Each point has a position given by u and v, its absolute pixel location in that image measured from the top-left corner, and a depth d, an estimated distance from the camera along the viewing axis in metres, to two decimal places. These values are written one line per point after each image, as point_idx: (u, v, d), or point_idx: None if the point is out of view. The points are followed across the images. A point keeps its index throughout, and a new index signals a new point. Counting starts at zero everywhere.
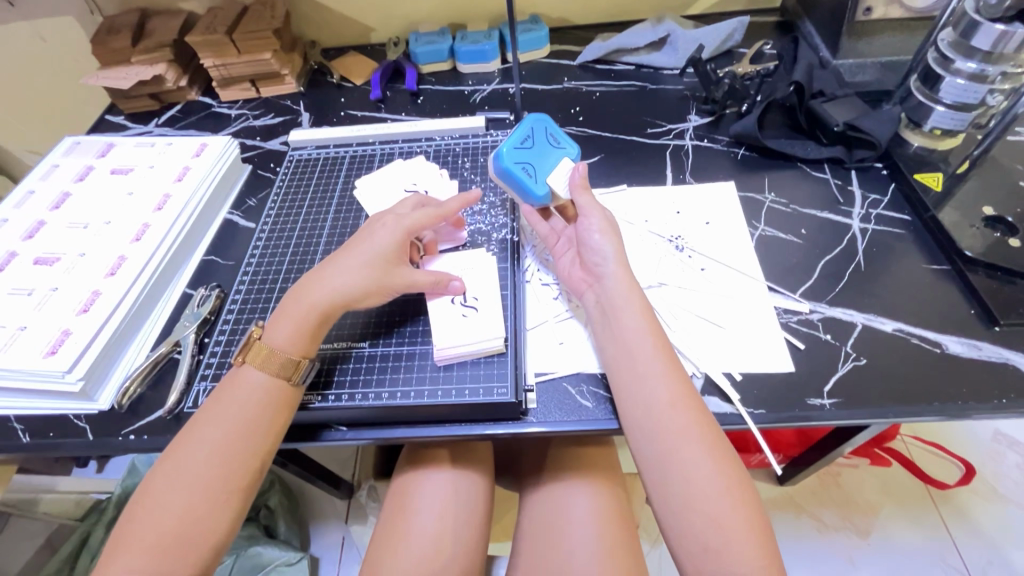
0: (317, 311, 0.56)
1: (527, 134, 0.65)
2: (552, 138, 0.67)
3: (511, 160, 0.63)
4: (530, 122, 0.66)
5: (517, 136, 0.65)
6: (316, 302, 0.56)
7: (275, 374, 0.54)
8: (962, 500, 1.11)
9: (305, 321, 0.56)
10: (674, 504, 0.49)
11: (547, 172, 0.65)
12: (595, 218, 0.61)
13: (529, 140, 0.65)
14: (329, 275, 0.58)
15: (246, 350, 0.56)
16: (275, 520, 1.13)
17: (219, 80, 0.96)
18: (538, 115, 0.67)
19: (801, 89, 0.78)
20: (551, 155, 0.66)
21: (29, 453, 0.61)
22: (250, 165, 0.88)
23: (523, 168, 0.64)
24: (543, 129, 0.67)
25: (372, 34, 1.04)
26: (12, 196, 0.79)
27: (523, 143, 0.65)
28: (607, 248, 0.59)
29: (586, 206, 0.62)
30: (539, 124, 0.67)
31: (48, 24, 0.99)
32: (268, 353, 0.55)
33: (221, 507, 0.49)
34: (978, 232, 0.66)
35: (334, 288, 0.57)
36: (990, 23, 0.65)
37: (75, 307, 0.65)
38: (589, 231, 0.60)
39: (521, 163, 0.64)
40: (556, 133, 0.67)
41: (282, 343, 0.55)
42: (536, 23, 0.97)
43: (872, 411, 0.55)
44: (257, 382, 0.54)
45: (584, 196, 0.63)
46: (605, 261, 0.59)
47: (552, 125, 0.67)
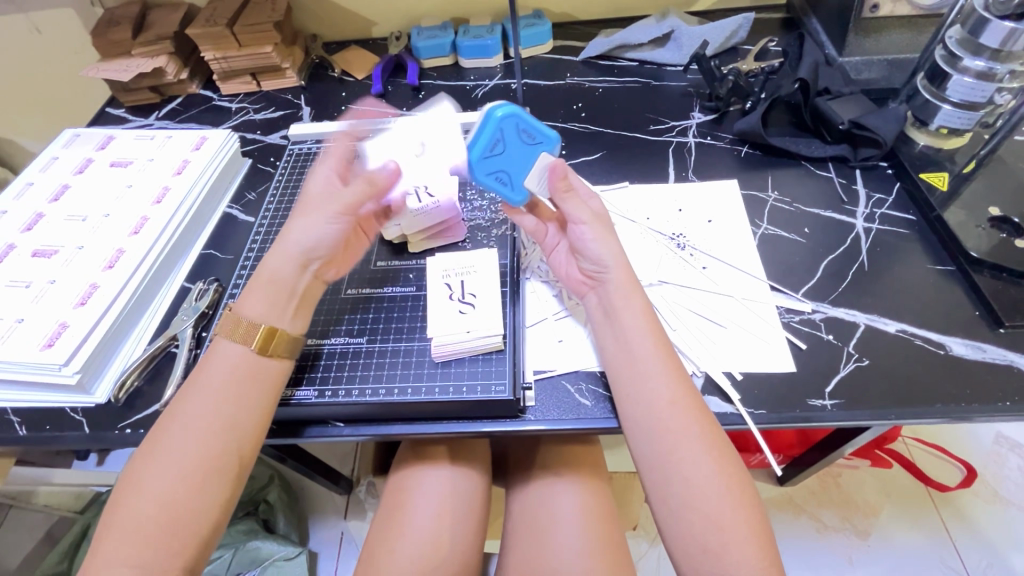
0: (282, 277, 0.56)
1: (494, 138, 0.59)
2: (524, 135, 0.59)
3: (480, 174, 0.60)
4: (497, 122, 0.58)
5: (485, 143, 0.59)
6: (281, 267, 0.56)
7: (248, 347, 0.53)
8: (963, 502, 1.11)
9: (275, 289, 0.56)
10: (672, 504, 0.48)
11: (521, 177, 0.61)
12: (587, 222, 0.57)
13: (499, 145, 0.59)
14: (293, 235, 0.57)
15: (222, 321, 0.55)
16: (274, 515, 1.13)
17: (220, 73, 0.95)
18: (508, 107, 0.58)
19: (807, 86, 0.76)
20: (525, 155, 0.60)
21: (26, 446, 0.61)
22: (250, 158, 0.87)
23: (496, 179, 0.61)
24: (513, 126, 0.59)
25: (374, 28, 1.03)
26: (11, 188, 0.78)
27: (491, 151, 0.59)
28: (603, 252, 0.57)
29: (573, 210, 0.58)
30: (507, 121, 0.59)
31: (49, 16, 0.99)
32: (244, 326, 0.54)
33: (212, 497, 0.48)
34: (984, 233, 0.65)
35: (297, 250, 0.56)
36: (998, 20, 0.64)
37: (72, 300, 0.64)
38: (581, 235, 0.58)
39: (492, 174, 0.60)
40: (529, 128, 0.59)
41: (252, 313, 0.54)
42: (539, 18, 0.96)
43: (874, 413, 0.55)
44: (234, 358, 0.53)
45: (570, 195, 0.59)
46: (605, 261, 0.57)
47: (524, 120, 0.59)
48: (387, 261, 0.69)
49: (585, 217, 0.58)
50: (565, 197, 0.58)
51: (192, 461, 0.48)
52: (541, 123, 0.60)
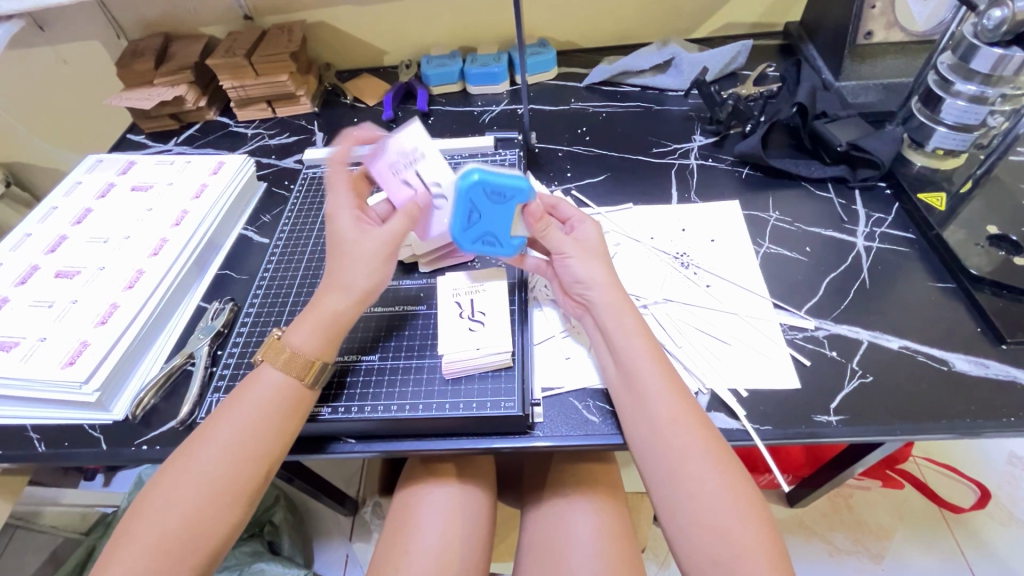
0: (336, 315, 0.57)
1: (469, 208, 0.57)
2: (492, 196, 0.56)
3: (468, 243, 0.60)
4: (465, 194, 0.56)
5: (459, 218, 0.58)
6: (334, 307, 0.57)
7: (293, 374, 0.55)
8: (977, 523, 1.09)
9: (327, 324, 0.57)
10: (682, 521, 0.49)
11: (505, 234, 0.60)
12: (574, 253, 0.60)
13: (475, 215, 0.58)
14: (341, 276, 0.58)
15: (267, 348, 0.57)
16: (279, 536, 1.13)
17: (237, 101, 0.99)
18: (468, 180, 0.55)
19: (805, 110, 0.80)
20: (501, 211, 0.58)
21: (43, 462, 0.62)
22: (265, 182, 0.90)
23: (484, 242, 0.61)
24: (480, 192, 0.56)
25: (386, 57, 1.07)
26: (36, 212, 0.81)
27: (470, 221, 0.58)
28: (585, 275, 0.59)
29: (556, 245, 0.60)
30: (476, 189, 0.56)
31: (74, 48, 1.03)
32: (290, 355, 0.55)
33: (227, 511, 0.50)
34: (983, 251, 0.67)
35: (353, 289, 0.57)
36: (988, 47, 0.66)
37: (93, 319, 0.66)
38: (566, 267, 0.60)
39: (480, 239, 0.60)
40: (497, 189, 0.56)
41: (303, 346, 0.56)
42: (544, 47, 0.99)
43: (880, 429, 0.55)
44: (272, 381, 0.55)
45: (551, 232, 0.60)
46: (595, 283, 0.58)
47: (489, 183, 0.55)
48: (399, 280, 0.70)
49: (569, 249, 0.60)
50: (545, 236, 0.60)
51: (210, 475, 0.50)
52: (507, 174, 0.56)
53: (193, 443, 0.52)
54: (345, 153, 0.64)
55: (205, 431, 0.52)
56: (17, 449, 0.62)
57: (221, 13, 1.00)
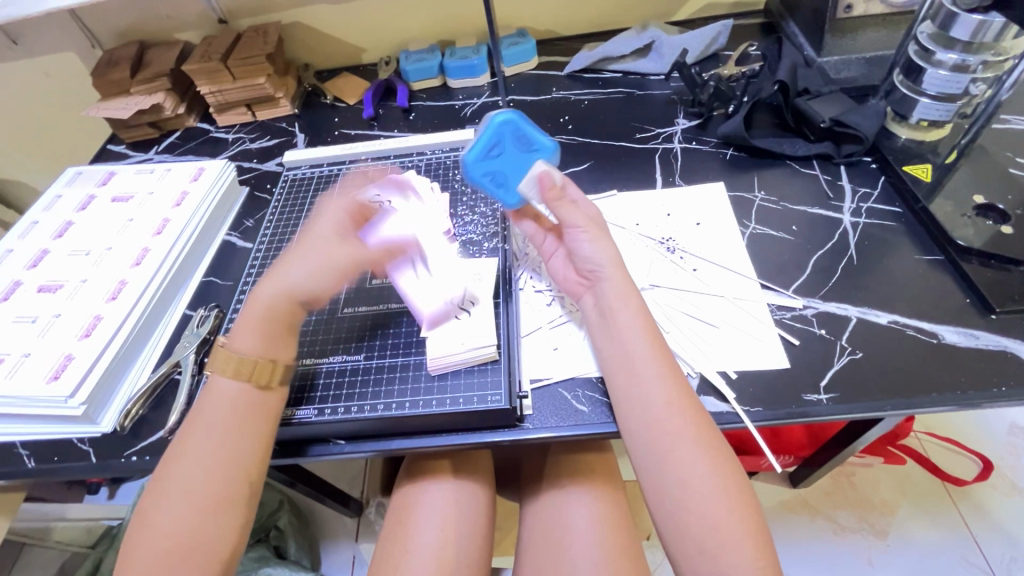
0: (270, 309, 0.57)
1: (494, 142, 0.63)
2: (521, 140, 0.64)
3: (477, 174, 0.63)
4: (496, 129, 0.63)
5: (482, 144, 0.63)
6: (270, 303, 0.57)
7: (244, 379, 0.54)
8: (981, 495, 1.09)
9: (263, 321, 0.57)
10: (670, 506, 0.48)
11: (514, 180, 0.64)
12: (581, 228, 0.59)
13: (497, 146, 0.63)
14: (291, 275, 0.58)
15: (212, 359, 0.56)
16: (285, 540, 1.13)
17: (216, 106, 0.98)
18: (509, 115, 0.63)
19: (786, 88, 0.78)
20: (518, 159, 0.64)
21: (35, 478, 0.62)
22: (247, 187, 0.90)
23: (491, 179, 0.64)
24: (512, 130, 0.63)
25: (364, 55, 1.06)
26: (17, 227, 0.81)
27: (489, 152, 0.63)
28: (598, 255, 0.58)
29: (567, 216, 0.59)
30: (506, 128, 0.63)
31: (49, 60, 1.02)
32: (238, 361, 0.55)
33: (225, 520, 0.49)
34: (971, 222, 0.66)
35: (302, 292, 0.58)
36: (966, 14, 0.66)
37: (77, 332, 0.66)
38: (578, 241, 0.59)
39: (488, 175, 0.63)
40: (526, 135, 0.64)
41: (248, 349, 0.55)
42: (523, 37, 0.98)
43: (870, 405, 0.55)
44: (227, 391, 0.54)
45: (564, 205, 0.59)
46: (604, 263, 0.57)
47: (522, 125, 0.63)
48: (384, 278, 0.70)
49: (582, 222, 0.59)
50: (558, 206, 0.59)
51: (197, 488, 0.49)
52: (539, 132, 0.65)
53: (168, 468, 0.51)
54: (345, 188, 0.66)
55: (176, 455, 0.51)
56: (7, 466, 0.62)
57: (195, 18, 0.99)
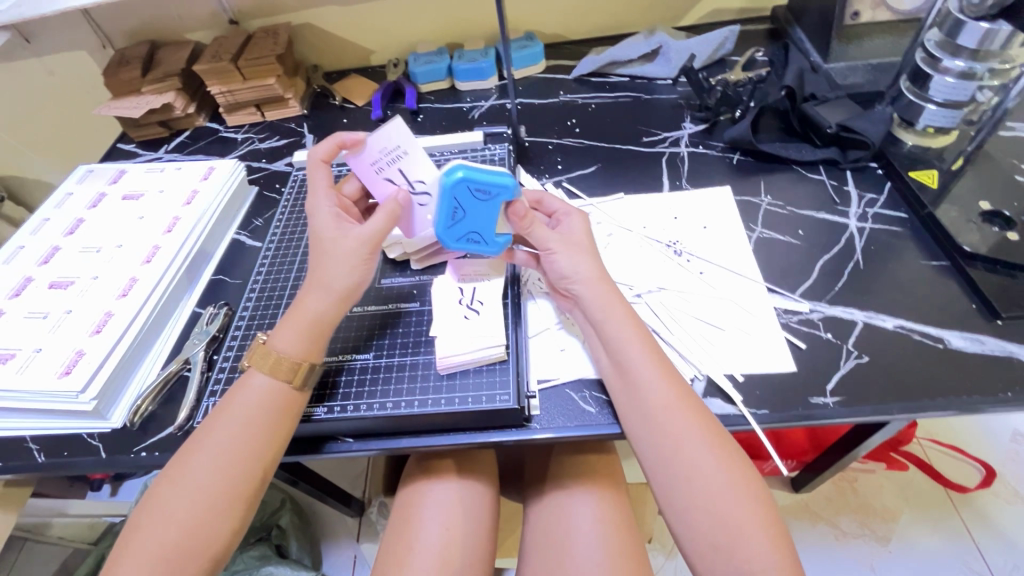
0: (319, 315, 0.57)
1: (453, 206, 0.58)
2: (479, 194, 0.57)
3: (452, 241, 0.61)
4: (449, 192, 0.57)
5: (443, 213, 0.58)
6: (317, 308, 0.57)
7: (280, 378, 0.55)
8: (983, 502, 1.09)
9: (309, 325, 0.57)
10: (679, 508, 0.49)
11: (490, 233, 0.60)
12: (557, 248, 0.59)
13: (458, 212, 0.58)
14: (322, 277, 0.58)
15: (254, 352, 0.57)
16: (287, 539, 1.13)
17: (226, 106, 0.99)
18: (453, 173, 0.56)
19: (793, 93, 0.80)
20: (485, 211, 0.59)
21: (44, 472, 0.62)
22: (256, 186, 0.90)
23: (468, 240, 0.61)
24: (466, 189, 0.57)
25: (373, 56, 1.07)
26: (28, 224, 0.82)
27: (454, 221, 0.59)
28: (571, 269, 0.58)
29: (541, 241, 0.60)
30: (460, 187, 0.57)
31: (61, 59, 1.03)
32: (277, 359, 0.55)
33: (230, 516, 0.50)
34: (976, 228, 0.66)
35: (335, 288, 0.57)
36: (974, 22, 0.66)
37: (88, 328, 0.66)
38: (553, 262, 0.60)
39: (463, 237, 0.61)
40: (482, 186, 0.57)
41: (289, 349, 0.56)
42: (531, 40, 0.99)
43: (875, 409, 0.55)
44: (260, 387, 0.54)
45: (536, 229, 0.60)
46: (581, 277, 0.58)
47: (474, 180, 0.56)
48: (393, 279, 0.70)
49: (554, 244, 0.60)
50: (530, 232, 0.60)
51: (207, 482, 0.50)
52: (489, 172, 0.56)
53: (183, 463, 0.51)
54: (328, 151, 0.63)
55: (192, 449, 0.52)
56: (18, 460, 0.63)
57: (207, 18, 1.00)
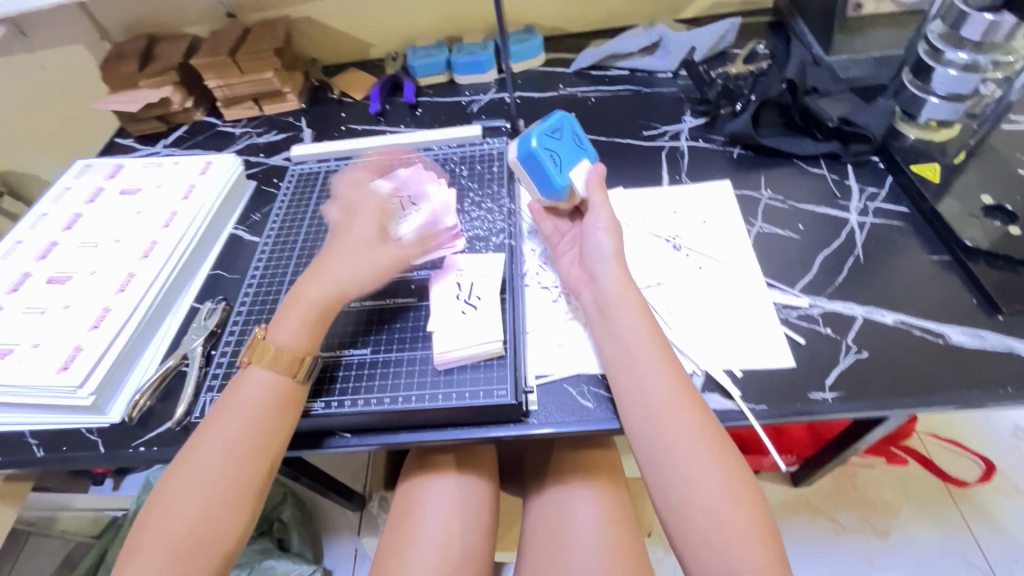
0: (317, 304, 0.58)
1: (554, 127, 0.66)
2: (575, 138, 0.68)
3: (536, 146, 0.64)
4: (560, 118, 0.67)
5: (548, 123, 0.66)
6: (314, 297, 0.59)
7: (279, 370, 0.55)
8: (983, 497, 1.09)
9: (309, 318, 0.58)
10: (675, 503, 0.49)
11: (564, 167, 0.65)
12: (600, 214, 0.63)
13: (556, 130, 0.66)
14: (330, 268, 0.60)
15: (252, 348, 0.56)
16: (288, 533, 1.13)
17: (223, 100, 0.98)
18: (570, 117, 0.69)
19: (795, 86, 0.77)
20: (572, 152, 0.67)
21: (43, 467, 0.62)
22: (254, 181, 0.90)
23: (546, 158, 0.65)
24: (570, 128, 0.68)
25: (371, 50, 1.06)
26: (26, 219, 0.81)
27: (551, 136, 0.66)
28: (603, 243, 0.61)
29: (591, 205, 0.64)
30: (567, 124, 0.68)
31: (58, 53, 1.03)
32: (275, 352, 0.55)
33: (237, 511, 0.50)
34: (979, 222, 0.66)
35: (331, 284, 0.59)
36: (978, 13, 0.65)
37: (86, 324, 0.66)
38: (591, 232, 0.63)
39: (545, 152, 0.65)
40: (579, 138, 0.69)
41: (288, 341, 0.56)
42: (530, 33, 0.98)
43: (874, 404, 0.55)
44: (261, 381, 0.55)
45: (602, 190, 0.65)
46: (604, 256, 0.61)
47: (578, 131, 0.68)
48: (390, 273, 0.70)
49: (602, 215, 0.63)
50: (602, 194, 0.65)
51: (201, 498, 0.49)
52: (589, 139, 0.69)
53: (187, 460, 0.51)
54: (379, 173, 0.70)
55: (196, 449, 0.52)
56: (17, 455, 0.63)
57: (204, 12, 0.99)
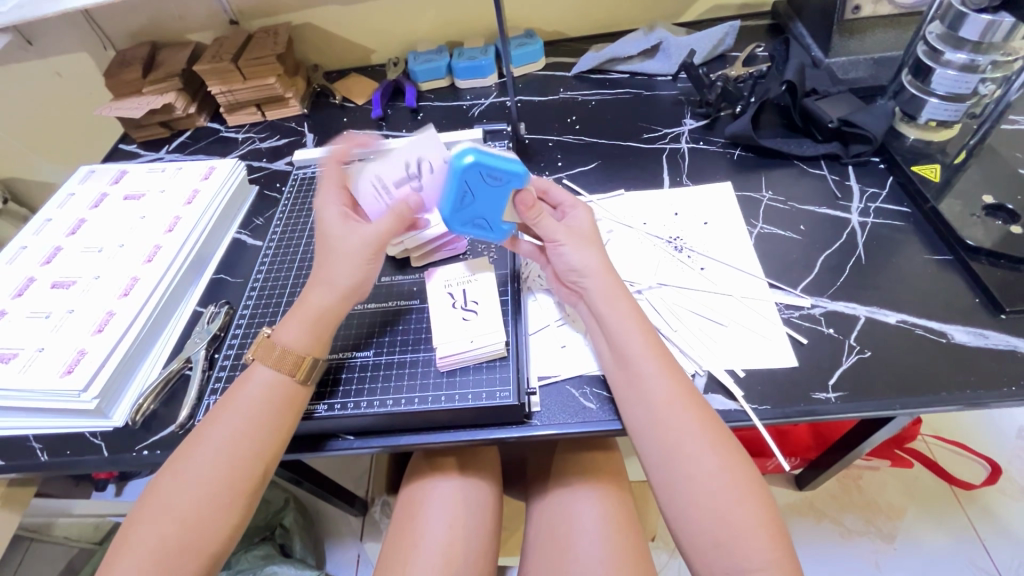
0: (322, 308, 0.57)
1: (461, 190, 0.57)
2: (490, 179, 0.56)
3: (459, 225, 0.60)
4: (458, 176, 0.56)
5: (452, 196, 0.57)
6: (320, 302, 0.58)
7: (284, 371, 0.55)
8: (989, 499, 1.08)
9: (314, 319, 0.57)
10: (678, 504, 0.49)
11: (497, 218, 0.60)
12: (562, 240, 0.59)
13: (466, 195, 0.57)
14: (328, 271, 0.58)
15: (256, 347, 0.57)
16: (290, 538, 1.13)
17: (227, 106, 0.99)
18: (467, 158, 0.55)
19: (794, 88, 0.78)
20: (495, 195, 0.58)
21: (47, 471, 0.62)
22: (257, 186, 0.90)
23: (475, 225, 0.60)
24: (477, 174, 0.56)
25: (373, 55, 1.07)
26: (31, 224, 0.82)
27: (465, 203, 0.58)
28: (578, 262, 0.58)
29: (549, 232, 0.59)
30: (470, 171, 0.55)
31: (63, 61, 1.04)
32: (280, 352, 0.55)
33: (232, 510, 0.50)
34: (980, 222, 0.66)
35: (338, 284, 0.58)
36: (976, 14, 0.66)
37: (90, 328, 0.67)
38: (560, 254, 0.59)
39: (471, 221, 0.60)
40: (493, 172, 0.56)
41: (292, 343, 0.56)
42: (531, 38, 0.99)
43: (878, 404, 0.55)
44: (264, 380, 0.55)
45: (543, 219, 0.59)
46: (589, 270, 0.58)
47: (485, 166, 0.55)
48: (393, 276, 0.71)
49: (562, 235, 0.59)
50: (539, 222, 0.59)
51: (193, 499, 0.49)
52: (503, 160, 0.55)
53: (184, 461, 0.51)
54: (342, 152, 0.65)
55: (195, 449, 0.52)
56: (21, 459, 0.63)
57: (207, 19, 1.00)
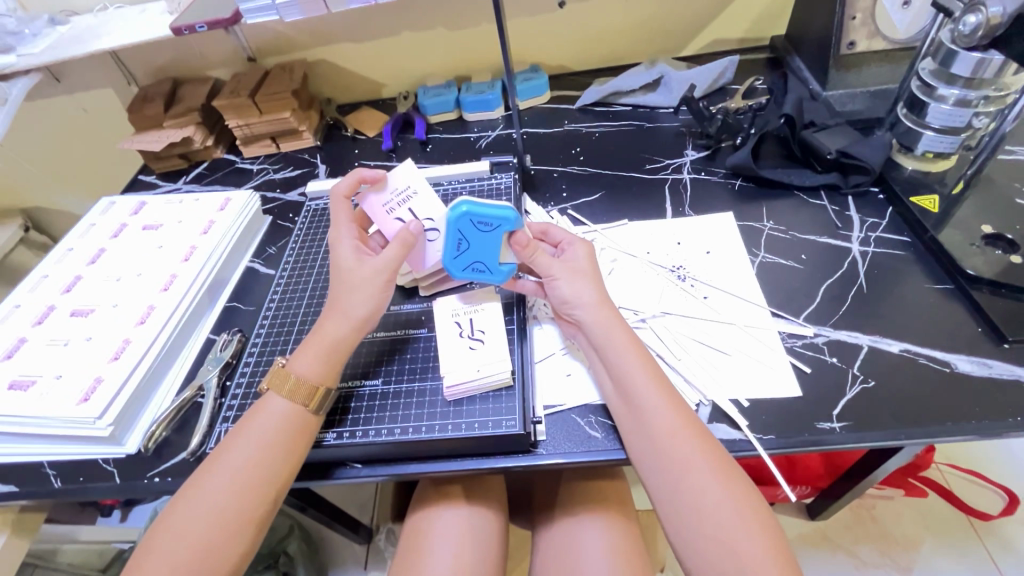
0: (336, 340, 0.59)
1: (458, 238, 0.61)
2: (480, 225, 0.60)
3: (460, 271, 0.63)
4: (453, 225, 0.60)
5: (450, 245, 0.62)
6: (336, 334, 0.59)
7: (298, 402, 0.56)
8: (1007, 530, 1.06)
9: (328, 350, 0.59)
10: (687, 537, 0.48)
11: (494, 261, 0.62)
12: (559, 274, 0.61)
13: (462, 243, 0.61)
14: (343, 303, 0.60)
15: (272, 376, 0.58)
16: (294, 566, 1.10)
17: (243, 138, 1.03)
18: (456, 209, 0.60)
19: (792, 121, 0.81)
20: (488, 240, 0.61)
21: (60, 497, 0.63)
22: (270, 216, 0.93)
23: (476, 269, 0.63)
24: (468, 222, 0.60)
25: (384, 90, 1.11)
26: (53, 254, 0.85)
27: (461, 250, 0.62)
28: (573, 295, 0.60)
29: (545, 268, 0.61)
30: (463, 220, 0.60)
31: (89, 97, 1.08)
32: (295, 382, 0.57)
33: (242, 538, 0.50)
34: (980, 252, 0.67)
35: (353, 316, 0.60)
36: (966, 52, 0.68)
37: (107, 355, 0.68)
38: (554, 288, 0.61)
39: (471, 266, 0.63)
40: (483, 218, 0.60)
41: (307, 373, 0.57)
42: (536, 73, 1.02)
43: (883, 434, 0.55)
44: (279, 409, 0.56)
45: (538, 257, 0.61)
46: (582, 302, 0.59)
47: (476, 214, 0.59)
48: (401, 305, 0.72)
49: (558, 270, 0.61)
50: (535, 259, 0.61)
51: (206, 526, 0.50)
52: (492, 207, 0.60)
53: (197, 488, 0.52)
54: (349, 187, 0.66)
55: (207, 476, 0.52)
56: (35, 486, 0.64)
57: (226, 56, 1.05)
